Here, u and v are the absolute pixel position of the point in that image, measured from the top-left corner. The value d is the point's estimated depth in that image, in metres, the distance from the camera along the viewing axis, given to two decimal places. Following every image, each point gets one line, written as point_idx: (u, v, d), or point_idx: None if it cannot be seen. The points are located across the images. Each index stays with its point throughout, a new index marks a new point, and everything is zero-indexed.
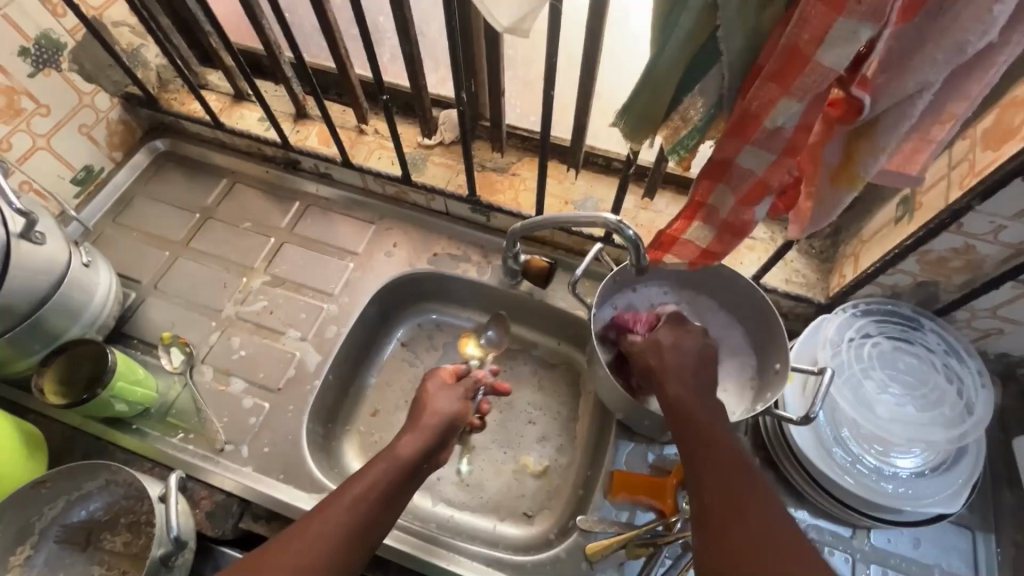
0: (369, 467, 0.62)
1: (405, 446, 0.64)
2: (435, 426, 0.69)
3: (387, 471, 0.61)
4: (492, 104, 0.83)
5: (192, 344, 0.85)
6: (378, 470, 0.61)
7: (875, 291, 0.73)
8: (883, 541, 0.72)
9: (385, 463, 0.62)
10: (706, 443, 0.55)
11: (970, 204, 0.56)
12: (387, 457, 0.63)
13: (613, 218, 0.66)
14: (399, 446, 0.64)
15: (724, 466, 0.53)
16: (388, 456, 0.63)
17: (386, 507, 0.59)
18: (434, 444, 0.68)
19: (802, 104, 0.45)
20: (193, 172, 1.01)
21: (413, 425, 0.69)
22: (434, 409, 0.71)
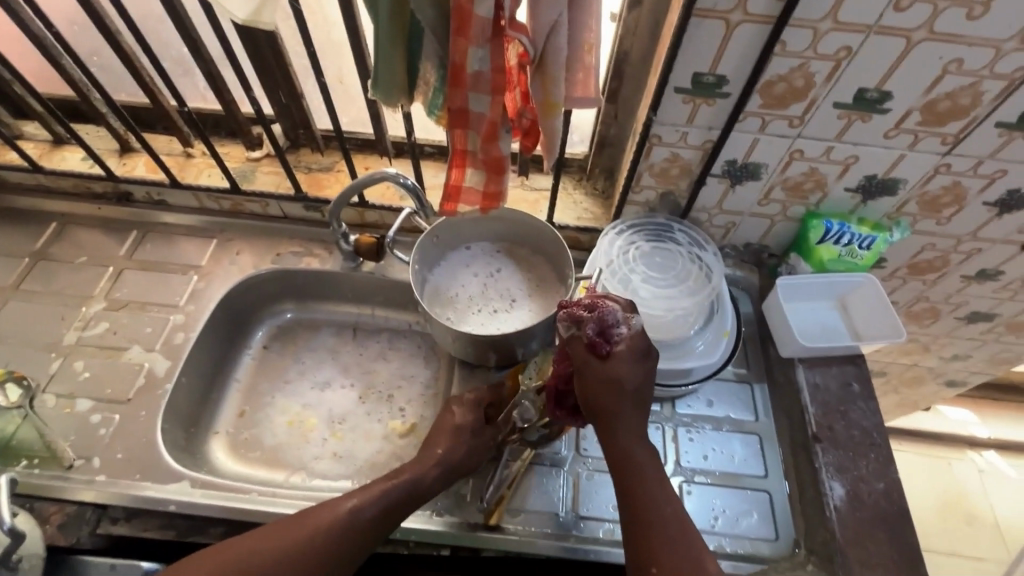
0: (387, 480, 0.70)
1: (424, 474, 0.73)
2: (445, 459, 0.75)
3: (395, 490, 0.69)
4: (298, 110, 0.94)
5: (30, 377, 0.85)
6: (389, 489, 0.69)
7: (637, 210, 0.91)
8: (685, 408, 0.87)
9: (398, 484, 0.70)
10: (649, 488, 0.64)
11: (653, 118, 0.75)
12: (396, 482, 0.70)
13: (391, 171, 0.80)
14: (423, 477, 0.73)
15: (673, 522, 0.62)
16: (406, 476, 0.71)
17: (379, 525, 0.67)
18: (453, 476, 0.76)
19: (484, 49, 0.60)
20: (19, 220, 1.01)
21: (426, 454, 0.76)
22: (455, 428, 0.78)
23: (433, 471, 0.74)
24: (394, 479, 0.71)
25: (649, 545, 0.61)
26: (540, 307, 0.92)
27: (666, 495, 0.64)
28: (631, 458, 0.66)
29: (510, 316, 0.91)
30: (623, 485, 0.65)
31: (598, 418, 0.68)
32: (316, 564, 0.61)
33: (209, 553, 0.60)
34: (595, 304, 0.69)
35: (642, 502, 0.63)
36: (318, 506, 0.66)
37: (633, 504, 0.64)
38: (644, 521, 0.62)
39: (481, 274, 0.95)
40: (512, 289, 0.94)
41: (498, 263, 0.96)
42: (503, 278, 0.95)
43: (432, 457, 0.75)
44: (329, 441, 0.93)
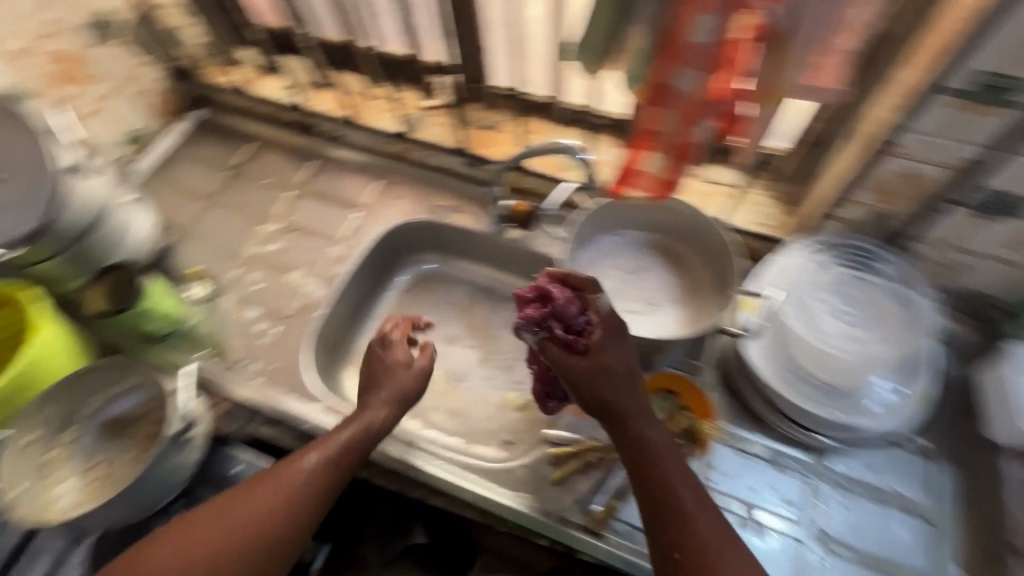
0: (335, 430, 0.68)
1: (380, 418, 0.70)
2: (390, 399, 0.72)
3: (346, 438, 0.67)
4: (478, 63, 0.92)
5: (217, 279, 0.97)
6: (344, 437, 0.68)
7: (835, 226, 0.78)
8: (841, 467, 0.74)
9: (348, 430, 0.68)
10: (667, 474, 0.60)
11: (901, 120, 0.61)
12: (352, 427, 0.69)
13: (567, 142, 0.74)
14: (379, 419, 0.71)
15: (698, 509, 0.59)
16: (348, 422, 0.69)
17: (338, 475, 0.65)
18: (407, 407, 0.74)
19: (716, 17, 0.52)
20: (225, 137, 1.14)
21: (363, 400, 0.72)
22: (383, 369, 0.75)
23: (384, 411, 0.71)
24: (347, 427, 0.69)
25: (675, 537, 0.57)
26: (685, 317, 0.83)
27: (695, 493, 0.60)
28: (647, 442, 0.62)
29: (650, 319, 0.83)
30: (638, 478, 0.61)
31: (611, 419, 0.63)
32: (296, 521, 0.62)
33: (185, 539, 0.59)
34: (559, 297, 0.66)
35: (664, 492, 0.59)
36: (283, 463, 0.64)
37: (659, 509, 0.59)
38: (670, 516, 0.58)
39: (626, 269, 0.87)
40: (654, 291, 0.86)
41: (646, 260, 0.88)
42: (650, 277, 0.87)
43: (374, 401, 0.72)
44: (447, 396, 0.96)
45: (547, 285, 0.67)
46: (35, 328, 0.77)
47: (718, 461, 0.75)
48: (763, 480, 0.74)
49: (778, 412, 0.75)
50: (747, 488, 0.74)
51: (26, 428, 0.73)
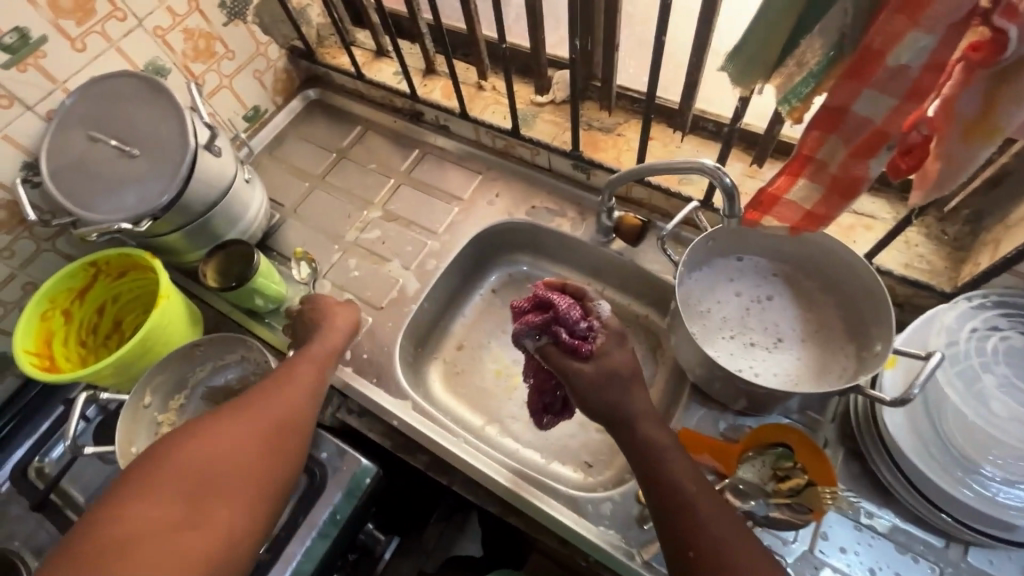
0: (291, 364, 0.75)
1: (306, 357, 0.76)
2: (325, 344, 0.79)
3: (301, 365, 0.74)
4: (604, 60, 0.86)
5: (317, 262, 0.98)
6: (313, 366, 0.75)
7: (1016, 283, 0.65)
8: (983, 562, 0.64)
9: (300, 361, 0.75)
10: (673, 471, 0.59)
11: None
12: (302, 360, 0.75)
13: (710, 164, 0.65)
14: (308, 352, 0.77)
15: (708, 504, 0.57)
16: (302, 357, 0.76)
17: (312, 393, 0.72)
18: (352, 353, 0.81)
19: (933, 37, 0.43)
20: (335, 118, 1.15)
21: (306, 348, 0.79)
22: (332, 325, 0.82)
23: (325, 350, 0.78)
24: (302, 359, 0.76)
25: (688, 534, 0.56)
26: (811, 360, 0.74)
27: (698, 479, 0.59)
28: (648, 439, 0.61)
29: (771, 356, 0.75)
30: (647, 478, 0.60)
31: (615, 427, 0.63)
32: (301, 418, 0.69)
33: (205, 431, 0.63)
34: (564, 302, 0.64)
35: (673, 492, 0.58)
36: (282, 369, 0.74)
37: (672, 512, 0.57)
38: (683, 514, 0.56)
39: (746, 294, 0.79)
40: (778, 326, 0.77)
41: (771, 288, 0.79)
42: (772, 309, 0.78)
43: (307, 347, 0.78)
44: (529, 406, 0.92)
45: (546, 295, 0.65)
46: (160, 298, 0.79)
47: (830, 531, 0.67)
48: (883, 561, 0.66)
49: (915, 490, 0.65)
50: (864, 566, 0.65)
51: (145, 393, 0.78)
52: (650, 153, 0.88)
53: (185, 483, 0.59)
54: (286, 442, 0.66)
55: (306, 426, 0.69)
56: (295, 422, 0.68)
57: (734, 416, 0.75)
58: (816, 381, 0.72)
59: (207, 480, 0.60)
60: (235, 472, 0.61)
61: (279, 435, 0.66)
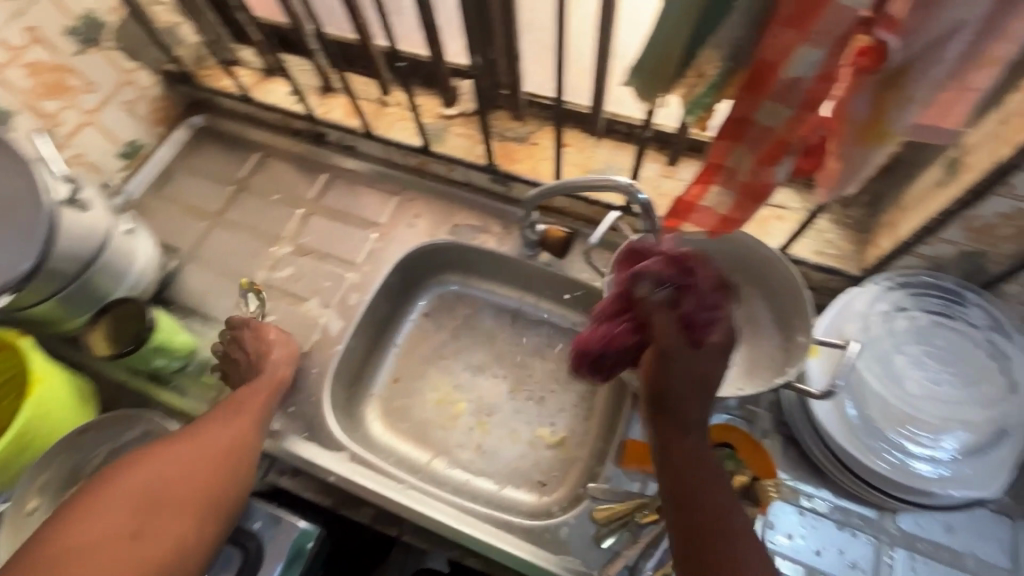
0: (234, 397, 0.73)
1: (254, 390, 0.75)
2: (275, 374, 0.77)
3: (248, 397, 0.73)
4: (508, 69, 0.82)
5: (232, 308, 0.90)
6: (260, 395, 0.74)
7: (914, 263, 0.69)
8: (911, 525, 0.68)
9: (244, 392, 0.74)
10: (710, 486, 0.54)
11: (1018, 161, 0.52)
12: (250, 391, 0.74)
13: (625, 182, 0.65)
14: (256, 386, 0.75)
15: (737, 527, 0.53)
16: (250, 389, 0.75)
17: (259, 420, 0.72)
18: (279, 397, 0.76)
19: (822, 50, 0.43)
20: (228, 146, 1.04)
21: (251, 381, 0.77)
22: (275, 356, 0.79)
23: (273, 381, 0.77)
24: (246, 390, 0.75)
25: (716, 559, 0.51)
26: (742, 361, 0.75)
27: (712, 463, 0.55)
28: (692, 448, 0.55)
29: None
30: (678, 489, 0.54)
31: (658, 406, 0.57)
32: (247, 442, 0.68)
33: (153, 456, 0.61)
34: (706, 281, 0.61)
35: (705, 510, 0.53)
36: (226, 401, 0.73)
37: (700, 532, 0.52)
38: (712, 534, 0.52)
39: None
40: None
41: None
42: None
43: (256, 383, 0.76)
44: (475, 432, 0.89)
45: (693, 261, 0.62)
46: (32, 384, 0.70)
47: (777, 520, 0.69)
48: (827, 540, 0.68)
49: (848, 470, 0.67)
50: (810, 549, 0.68)
51: (28, 496, 0.68)
52: (567, 160, 0.86)
53: (132, 505, 0.57)
54: (237, 462, 0.65)
55: (252, 450, 0.68)
56: (242, 445, 0.67)
57: None
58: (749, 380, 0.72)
59: (154, 500, 0.58)
60: (191, 493, 0.60)
61: (227, 455, 0.65)
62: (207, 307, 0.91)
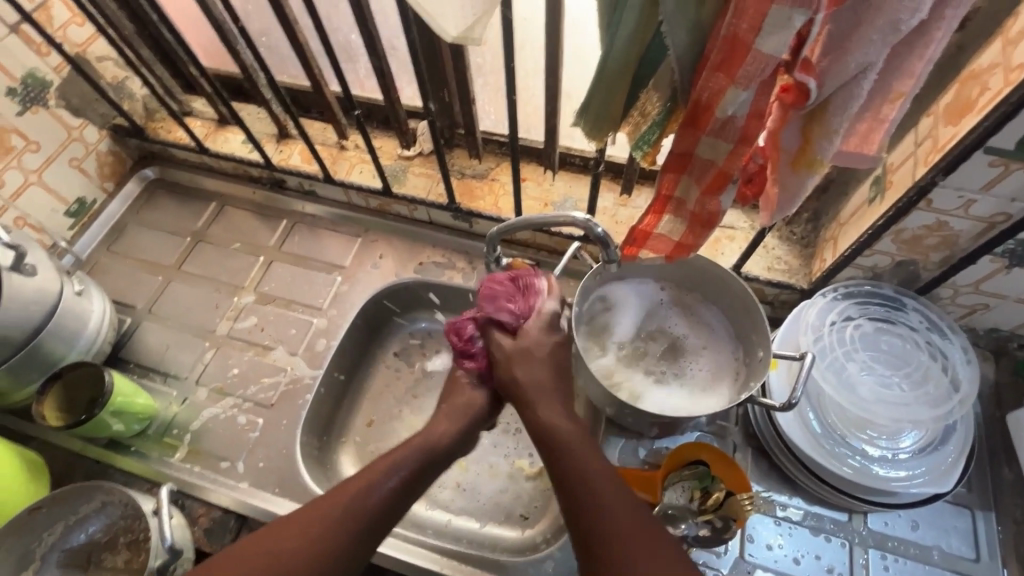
0: (389, 454, 0.61)
1: (439, 436, 0.64)
2: (457, 419, 0.66)
3: (411, 457, 0.61)
4: (463, 111, 0.84)
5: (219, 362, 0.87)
6: (405, 458, 0.61)
7: (856, 273, 0.73)
8: (880, 525, 0.71)
9: (407, 455, 0.61)
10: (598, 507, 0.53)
11: (934, 180, 0.57)
12: (410, 444, 0.62)
13: (582, 217, 0.67)
14: (429, 437, 0.63)
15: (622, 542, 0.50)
16: (415, 442, 0.63)
17: (402, 498, 0.59)
18: (472, 425, 0.67)
19: (749, 92, 0.46)
20: (183, 197, 1.03)
21: (439, 413, 0.68)
22: (467, 396, 0.69)
23: (436, 441, 0.63)
24: (405, 454, 0.61)
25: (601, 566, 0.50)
26: (704, 369, 0.77)
27: (621, 496, 0.54)
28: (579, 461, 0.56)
29: (666, 372, 0.77)
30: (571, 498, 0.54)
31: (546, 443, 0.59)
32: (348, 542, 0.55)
33: (274, 530, 0.54)
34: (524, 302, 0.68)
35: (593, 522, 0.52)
36: (372, 465, 0.59)
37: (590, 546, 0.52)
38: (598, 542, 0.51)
39: (649, 320, 0.81)
40: (668, 341, 0.80)
41: (668, 312, 0.81)
42: (658, 324, 0.81)
43: (432, 436, 0.64)
44: (453, 470, 0.87)
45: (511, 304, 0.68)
46: None
47: (756, 532, 0.71)
48: (804, 547, 0.70)
49: (813, 476, 0.69)
50: (790, 557, 0.69)
51: None
52: (527, 194, 0.89)
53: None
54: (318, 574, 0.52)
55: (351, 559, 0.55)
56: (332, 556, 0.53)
57: (650, 441, 0.78)
58: (712, 399, 0.74)
59: None
60: None
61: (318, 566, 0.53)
62: (168, 364, 0.88)
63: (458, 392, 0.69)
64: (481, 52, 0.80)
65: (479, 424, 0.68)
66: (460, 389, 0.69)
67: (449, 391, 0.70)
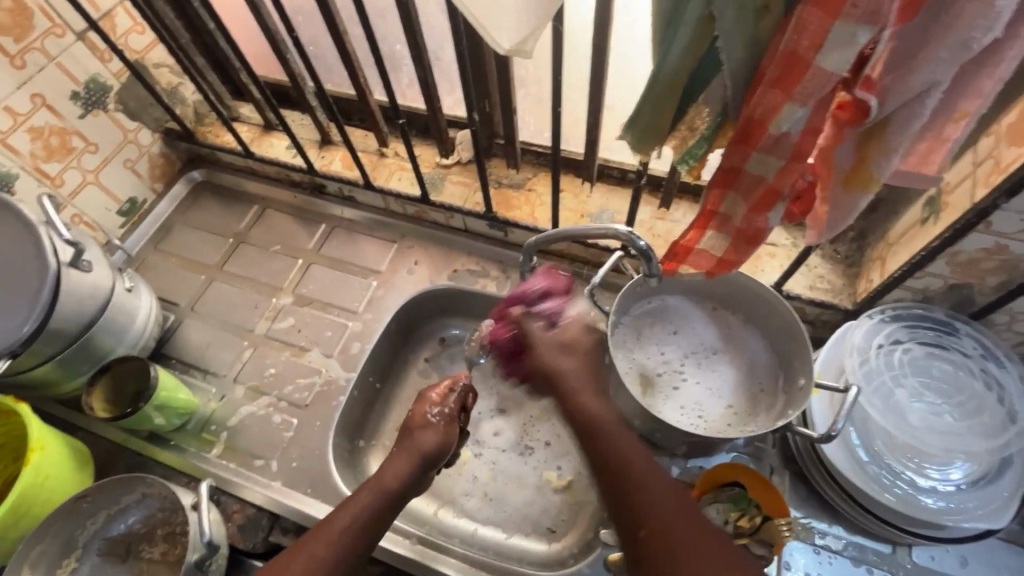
0: (357, 494, 0.62)
1: (393, 477, 0.63)
2: (417, 449, 0.66)
3: (372, 497, 0.61)
4: (503, 121, 0.85)
5: (253, 361, 0.89)
6: (366, 496, 0.61)
7: (905, 295, 0.71)
8: (926, 559, 0.68)
9: (368, 495, 0.61)
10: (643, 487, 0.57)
11: (996, 202, 0.55)
12: (369, 487, 0.62)
13: (624, 230, 0.66)
14: (386, 473, 0.63)
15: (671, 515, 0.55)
16: (372, 485, 0.62)
17: (373, 532, 0.60)
18: (433, 465, 0.66)
19: (806, 108, 0.45)
20: (227, 199, 1.06)
21: (396, 447, 0.67)
22: (421, 438, 0.67)
23: (394, 480, 0.63)
24: (364, 492, 0.61)
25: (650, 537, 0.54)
26: (730, 392, 0.77)
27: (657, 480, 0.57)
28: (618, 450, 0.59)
29: (689, 393, 0.77)
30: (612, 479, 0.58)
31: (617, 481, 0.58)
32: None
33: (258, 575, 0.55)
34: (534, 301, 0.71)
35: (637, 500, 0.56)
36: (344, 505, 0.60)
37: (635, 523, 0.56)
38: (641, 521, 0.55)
39: (682, 337, 0.80)
40: (690, 361, 0.79)
41: (701, 329, 0.80)
42: (681, 344, 0.80)
43: (391, 467, 0.64)
44: (481, 478, 0.87)
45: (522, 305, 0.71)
46: (29, 452, 0.68)
47: (792, 560, 0.69)
48: None
49: (856, 504, 0.67)
50: None
51: (23, 567, 0.66)
52: (563, 205, 0.89)
53: None
54: None
55: None
56: None
57: (684, 460, 0.76)
58: (743, 422, 0.74)
59: None
60: None
61: None
62: (208, 362, 0.90)
63: (412, 433, 0.68)
64: (523, 63, 0.81)
65: (435, 465, 0.67)
66: (416, 433, 0.67)
67: (401, 432, 0.69)
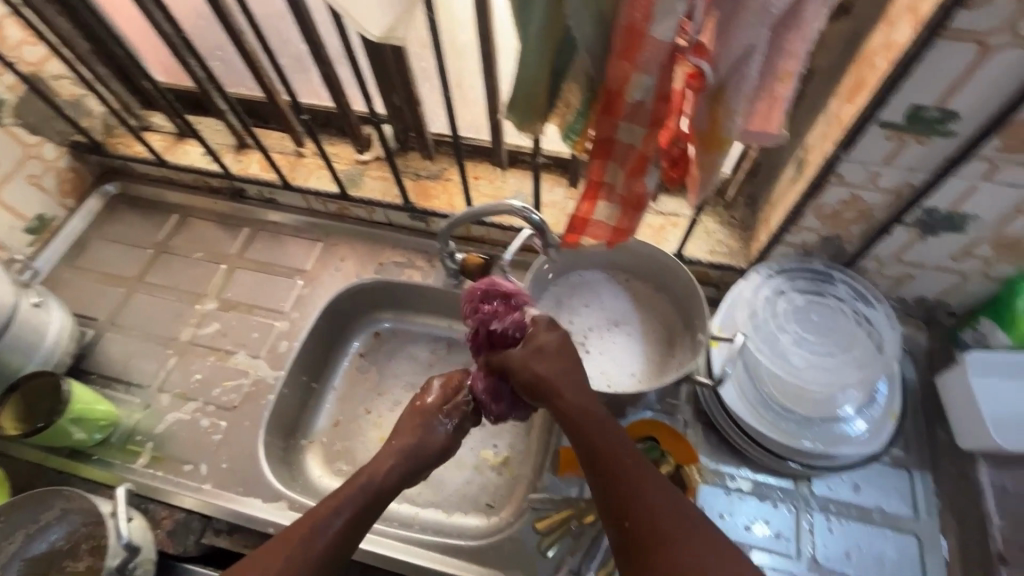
0: (334, 493, 0.62)
1: (386, 474, 0.65)
2: (404, 448, 0.69)
3: (361, 492, 0.63)
4: (411, 113, 0.87)
5: (177, 369, 0.88)
6: (344, 493, 0.62)
7: (789, 250, 0.77)
8: (824, 489, 0.74)
9: (354, 488, 0.62)
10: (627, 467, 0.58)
11: (839, 154, 0.61)
12: (355, 484, 0.63)
13: (517, 205, 0.70)
14: (378, 473, 0.65)
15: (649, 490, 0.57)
16: (364, 477, 0.64)
17: (355, 530, 0.61)
18: (418, 469, 0.69)
19: (652, 76, 0.49)
20: (146, 211, 1.04)
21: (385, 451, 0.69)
22: (424, 443, 0.70)
23: (390, 471, 0.66)
24: (352, 486, 0.63)
25: (628, 511, 0.56)
26: (637, 354, 0.80)
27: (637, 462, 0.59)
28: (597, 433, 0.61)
29: (599, 360, 0.80)
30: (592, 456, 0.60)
31: (600, 470, 0.59)
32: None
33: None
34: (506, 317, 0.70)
35: (619, 479, 0.58)
36: (320, 506, 0.61)
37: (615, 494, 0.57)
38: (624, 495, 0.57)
39: (594, 309, 0.83)
40: (600, 330, 0.82)
41: (613, 299, 0.84)
42: (592, 316, 0.83)
43: (388, 454, 0.68)
44: None
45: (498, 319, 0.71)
46: None
47: (707, 503, 0.73)
48: (753, 514, 0.73)
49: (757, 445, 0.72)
50: (739, 524, 0.72)
51: None
52: (478, 192, 0.92)
53: None
54: None
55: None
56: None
57: None
58: (650, 379, 0.78)
59: None
60: None
61: None
62: (130, 373, 0.89)
63: (418, 425, 0.72)
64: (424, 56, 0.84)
65: (433, 465, 0.71)
66: (417, 429, 0.71)
67: (406, 424, 0.72)
